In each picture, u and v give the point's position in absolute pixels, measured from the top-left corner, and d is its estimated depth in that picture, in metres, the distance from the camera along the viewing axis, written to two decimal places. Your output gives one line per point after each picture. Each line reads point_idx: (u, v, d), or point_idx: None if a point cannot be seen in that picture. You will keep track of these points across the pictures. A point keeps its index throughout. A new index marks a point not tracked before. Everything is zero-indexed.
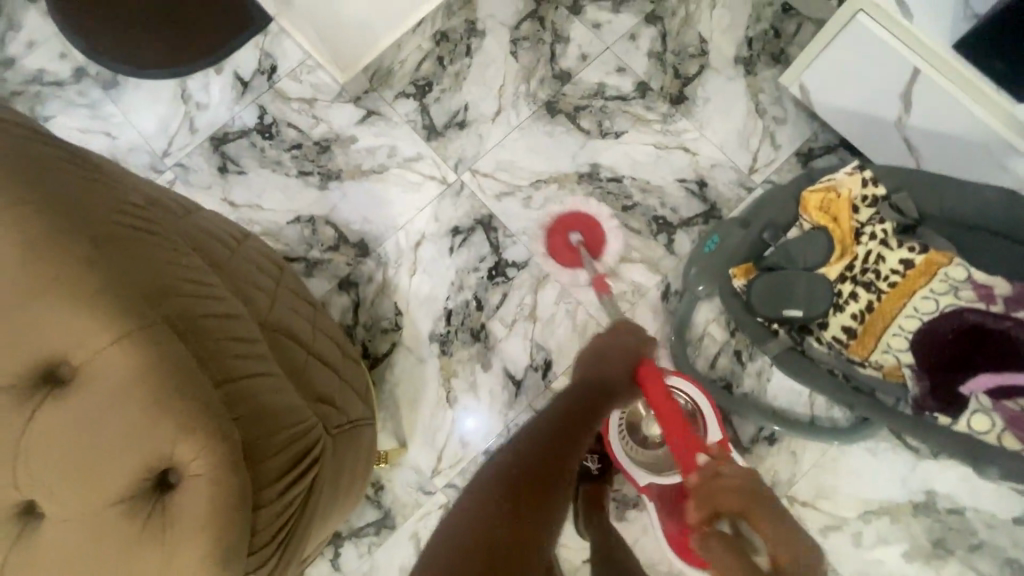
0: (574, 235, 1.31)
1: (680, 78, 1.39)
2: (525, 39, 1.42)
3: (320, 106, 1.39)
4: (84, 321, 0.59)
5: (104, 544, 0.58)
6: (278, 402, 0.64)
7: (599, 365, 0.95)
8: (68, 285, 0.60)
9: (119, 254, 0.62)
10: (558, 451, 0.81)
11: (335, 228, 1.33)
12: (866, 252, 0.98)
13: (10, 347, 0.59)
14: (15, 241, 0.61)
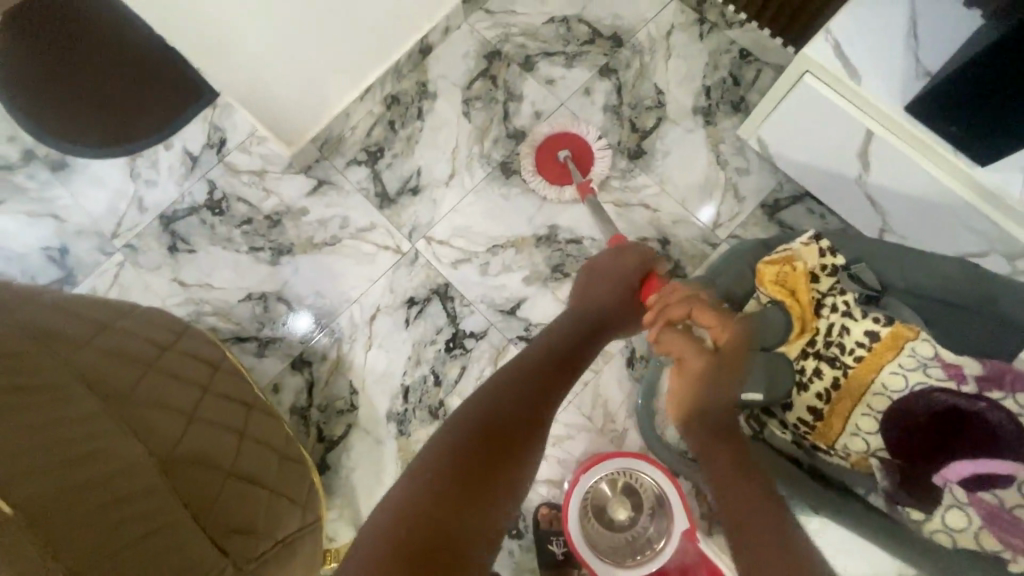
0: (563, 153, 1.29)
1: (637, 132, 1.35)
2: (477, 99, 1.40)
3: (271, 177, 1.37)
4: None
5: None
6: (171, 569, 0.58)
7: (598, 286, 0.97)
8: None
9: None
10: (539, 405, 0.76)
11: (287, 305, 1.29)
12: (828, 325, 0.92)
13: None
14: None
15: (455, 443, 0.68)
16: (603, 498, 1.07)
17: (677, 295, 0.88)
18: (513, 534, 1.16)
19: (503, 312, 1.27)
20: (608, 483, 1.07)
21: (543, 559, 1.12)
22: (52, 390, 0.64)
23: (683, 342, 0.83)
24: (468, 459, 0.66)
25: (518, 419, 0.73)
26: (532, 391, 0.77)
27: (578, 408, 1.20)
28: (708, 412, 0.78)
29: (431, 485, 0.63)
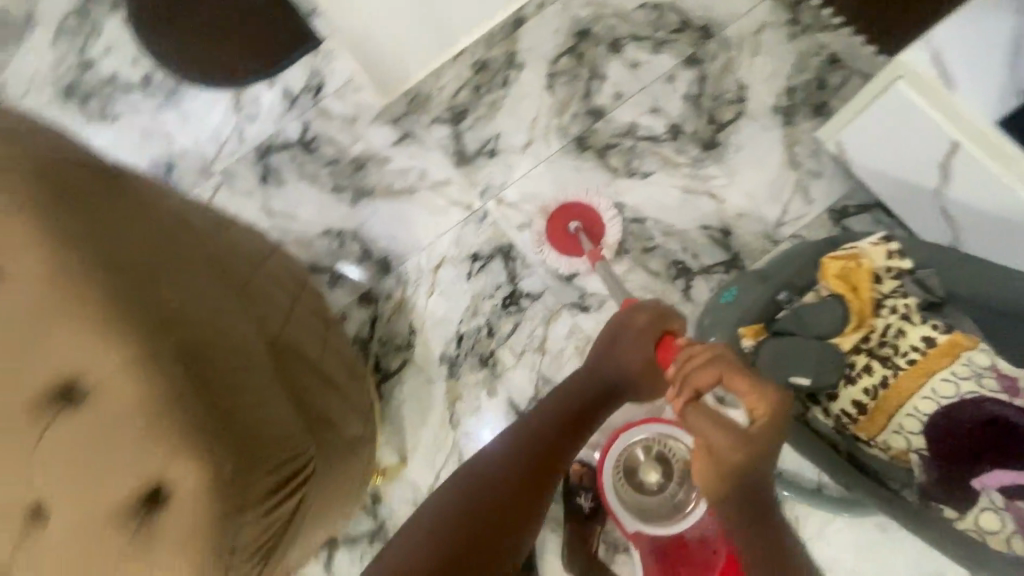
0: (574, 223, 1.30)
1: (715, 123, 1.38)
2: (562, 74, 1.45)
3: (360, 125, 1.46)
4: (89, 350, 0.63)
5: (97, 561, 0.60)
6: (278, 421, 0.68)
7: (615, 348, 1.00)
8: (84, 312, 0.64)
9: (147, 279, 0.67)
10: (558, 450, 0.90)
11: (361, 243, 1.39)
12: (885, 325, 0.95)
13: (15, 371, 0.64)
14: (41, 276, 0.66)
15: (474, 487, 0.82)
16: (636, 461, 1.12)
17: (700, 359, 0.81)
18: None
19: (561, 279, 1.33)
20: (643, 448, 1.12)
21: (569, 509, 1.18)
22: (199, 262, 0.75)
23: (709, 418, 0.78)
24: (505, 492, 0.82)
25: (549, 453, 0.88)
26: (552, 436, 0.90)
27: None
28: (747, 485, 0.74)
29: (460, 517, 0.78)
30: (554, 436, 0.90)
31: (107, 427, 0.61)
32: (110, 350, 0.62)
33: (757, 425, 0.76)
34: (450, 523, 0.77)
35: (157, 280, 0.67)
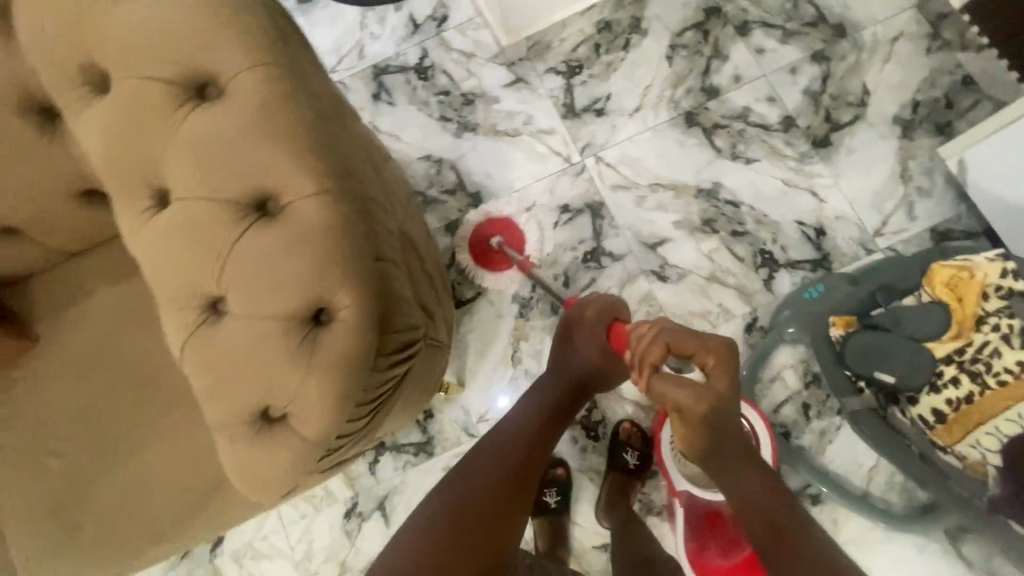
0: (495, 239, 1.34)
1: (830, 123, 1.36)
2: (684, 48, 1.44)
3: (476, 62, 1.49)
4: (277, 153, 0.54)
5: (250, 366, 0.56)
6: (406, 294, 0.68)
7: (579, 342, 1.03)
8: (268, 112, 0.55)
9: (336, 108, 0.61)
10: (535, 448, 0.95)
11: (457, 174, 1.43)
12: (983, 342, 0.91)
13: (194, 151, 0.55)
14: (240, 57, 0.55)
15: (473, 465, 0.91)
16: None
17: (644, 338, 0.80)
18: (591, 435, 1.26)
19: (645, 245, 1.34)
20: None
21: (614, 463, 1.21)
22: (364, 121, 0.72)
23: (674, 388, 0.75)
24: (500, 480, 0.89)
25: (528, 457, 0.93)
26: (529, 436, 0.96)
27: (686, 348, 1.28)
28: (726, 451, 0.79)
29: (464, 492, 0.87)
30: (530, 435, 0.96)
31: (300, 241, 0.54)
32: (320, 172, 0.55)
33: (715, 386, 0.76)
34: (451, 488, 0.88)
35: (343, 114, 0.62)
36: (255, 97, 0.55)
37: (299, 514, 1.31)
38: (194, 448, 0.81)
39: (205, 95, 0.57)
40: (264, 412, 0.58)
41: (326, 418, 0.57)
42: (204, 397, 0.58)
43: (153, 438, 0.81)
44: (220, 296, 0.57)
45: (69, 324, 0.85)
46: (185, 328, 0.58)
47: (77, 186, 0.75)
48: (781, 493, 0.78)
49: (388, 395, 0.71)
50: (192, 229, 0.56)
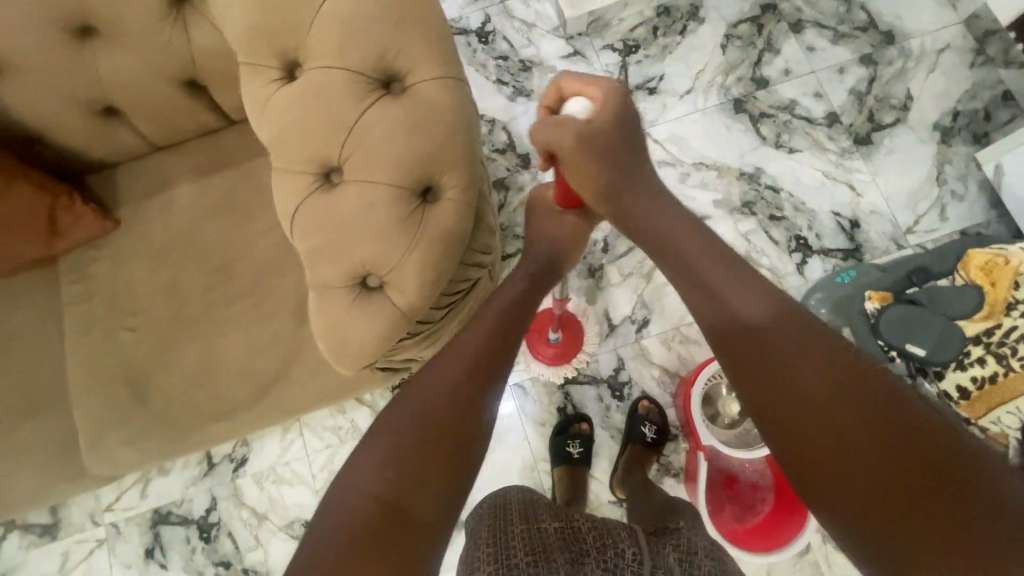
0: (551, 333, 1.24)
1: (872, 122, 1.41)
2: (738, 38, 1.49)
3: (536, 32, 1.54)
4: (410, 41, 0.60)
5: (357, 230, 0.60)
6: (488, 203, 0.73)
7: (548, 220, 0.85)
8: (404, 4, 0.60)
9: None
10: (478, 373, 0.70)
11: (508, 135, 1.47)
12: (1012, 326, 0.96)
13: (331, 30, 0.60)
14: None
15: (408, 411, 0.65)
16: (717, 393, 1.22)
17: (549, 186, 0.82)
18: (617, 393, 1.30)
19: None
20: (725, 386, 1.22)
21: (632, 435, 1.24)
22: None
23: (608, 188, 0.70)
24: (436, 434, 0.64)
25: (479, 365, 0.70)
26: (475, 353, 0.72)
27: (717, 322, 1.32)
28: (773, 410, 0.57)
29: (409, 440, 0.63)
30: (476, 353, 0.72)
31: (421, 116, 0.59)
32: (444, 61, 0.61)
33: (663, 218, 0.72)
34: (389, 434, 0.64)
35: None
36: None
37: (323, 444, 1.33)
38: (258, 339, 0.84)
39: None
40: (364, 278, 0.62)
41: (422, 289, 0.61)
42: (310, 258, 0.62)
43: (220, 328, 0.85)
44: (339, 165, 0.61)
45: (153, 212, 0.90)
46: (300, 193, 0.62)
47: (186, 73, 0.79)
48: (862, 385, 0.53)
49: (459, 300, 0.75)
50: (321, 99, 0.60)
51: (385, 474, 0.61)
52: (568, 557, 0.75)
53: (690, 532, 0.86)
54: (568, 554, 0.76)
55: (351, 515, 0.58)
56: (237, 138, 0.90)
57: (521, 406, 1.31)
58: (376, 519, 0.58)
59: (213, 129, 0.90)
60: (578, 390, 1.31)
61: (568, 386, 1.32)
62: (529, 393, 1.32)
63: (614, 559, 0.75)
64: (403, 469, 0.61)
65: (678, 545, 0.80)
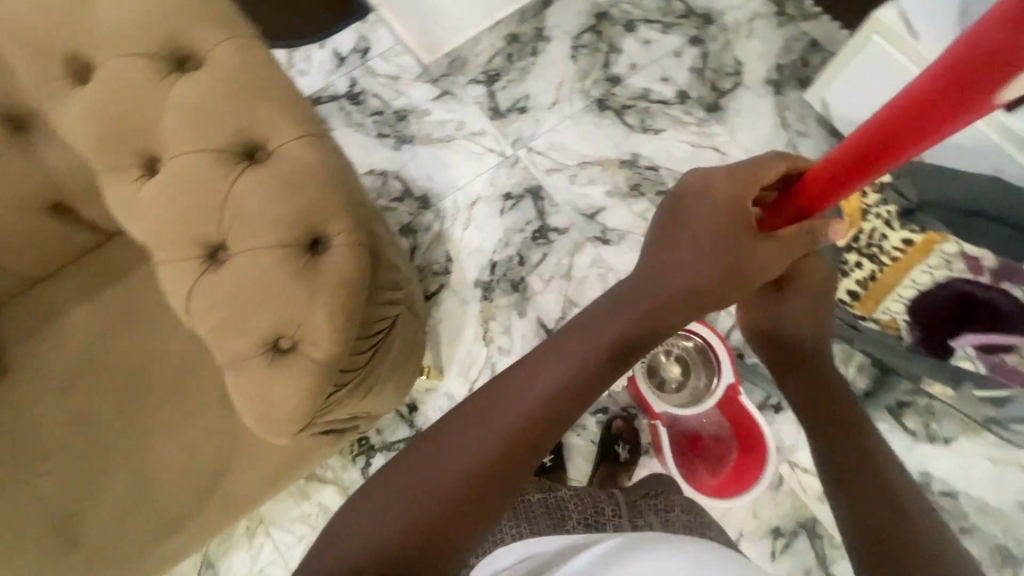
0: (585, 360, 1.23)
1: (716, 91, 1.59)
2: (584, 48, 1.64)
3: (403, 82, 1.62)
4: (260, 111, 0.63)
5: (261, 297, 0.60)
6: (383, 243, 0.76)
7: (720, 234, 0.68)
8: (245, 78, 0.63)
9: None
10: (555, 400, 0.65)
11: (403, 182, 1.52)
12: (871, 228, 1.11)
13: (184, 118, 0.62)
14: (217, 38, 0.65)
15: (477, 428, 0.63)
16: (658, 360, 1.28)
17: (770, 164, 0.68)
18: None
19: (584, 216, 1.48)
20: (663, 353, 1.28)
21: (608, 457, 1.27)
22: None
23: (804, 264, 0.75)
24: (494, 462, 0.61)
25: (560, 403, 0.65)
26: (561, 378, 0.66)
27: None
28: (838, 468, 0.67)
29: (436, 482, 0.60)
30: (568, 366, 0.67)
31: (293, 175, 0.61)
32: (301, 121, 0.64)
33: (822, 277, 0.77)
34: (426, 451, 0.63)
35: None
36: (232, 67, 0.63)
37: (294, 538, 1.26)
38: (182, 439, 0.81)
39: (185, 69, 0.65)
40: (277, 342, 0.62)
41: (340, 334, 0.61)
42: (217, 338, 0.62)
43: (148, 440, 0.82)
44: (222, 241, 0.62)
45: (47, 344, 0.85)
46: (188, 278, 0.62)
47: (45, 197, 0.78)
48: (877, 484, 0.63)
49: (382, 339, 0.77)
50: (189, 185, 0.61)
51: (404, 507, 0.58)
52: (552, 521, 0.99)
53: (667, 495, 1.10)
54: (554, 520, 1.00)
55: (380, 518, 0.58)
56: (116, 249, 0.89)
57: None
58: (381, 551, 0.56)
59: (90, 245, 0.88)
60: None
61: None
62: None
63: (599, 520, 1.02)
64: (425, 509, 0.58)
65: (656, 510, 1.04)
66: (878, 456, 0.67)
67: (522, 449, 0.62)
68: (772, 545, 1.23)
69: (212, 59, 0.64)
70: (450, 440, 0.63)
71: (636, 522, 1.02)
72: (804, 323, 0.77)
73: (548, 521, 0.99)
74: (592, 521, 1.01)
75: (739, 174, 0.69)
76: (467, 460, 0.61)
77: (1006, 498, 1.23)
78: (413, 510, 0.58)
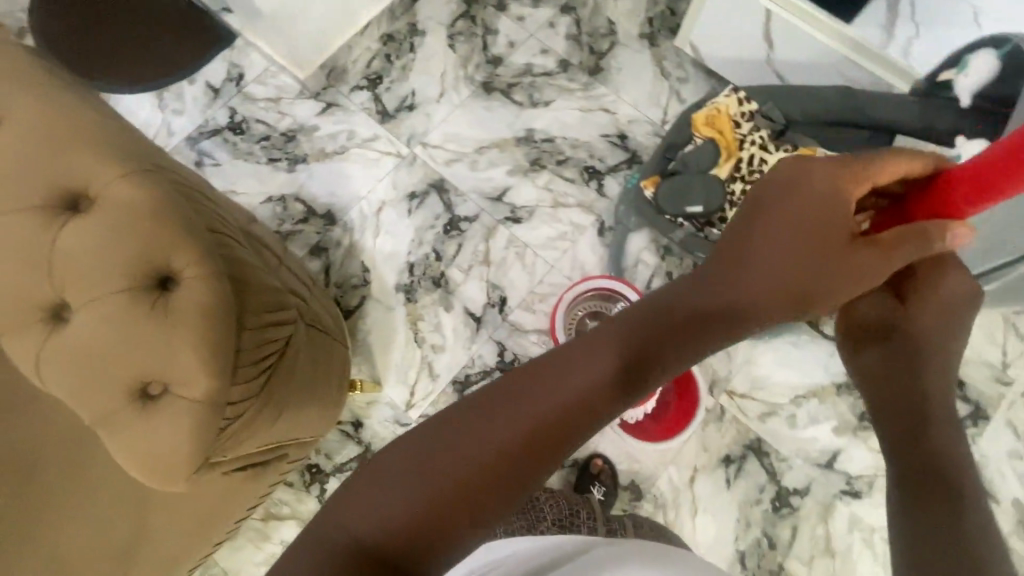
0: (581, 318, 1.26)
1: (596, 54, 1.61)
2: (460, 35, 1.63)
3: (284, 102, 1.57)
4: (76, 159, 0.61)
5: (113, 349, 0.58)
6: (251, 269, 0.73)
7: (819, 232, 0.66)
8: (55, 131, 0.62)
9: (121, 122, 0.69)
10: (568, 417, 0.62)
11: (304, 203, 1.49)
12: (750, 156, 1.14)
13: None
14: (17, 96, 0.63)
15: (494, 425, 0.60)
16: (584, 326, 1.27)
17: (920, 154, 0.67)
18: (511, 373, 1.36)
19: (491, 199, 1.49)
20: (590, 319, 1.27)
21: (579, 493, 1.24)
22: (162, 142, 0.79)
23: (926, 281, 0.74)
24: (505, 462, 0.58)
25: (585, 407, 0.63)
26: (579, 393, 0.63)
27: (560, 273, 1.43)
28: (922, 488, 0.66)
29: (444, 480, 0.57)
30: (587, 376, 0.64)
31: (119, 215, 0.59)
32: (121, 161, 0.62)
33: (948, 301, 0.74)
34: (429, 447, 0.59)
35: (129, 126, 0.70)
36: (39, 122, 0.62)
37: None
38: (98, 513, 0.85)
39: None
40: (144, 390, 0.60)
41: (208, 365, 0.60)
42: (78, 399, 0.59)
43: (88, 501, 0.85)
44: (61, 299, 0.60)
45: None
46: (33, 344, 0.60)
47: None
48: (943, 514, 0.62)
49: (274, 365, 0.75)
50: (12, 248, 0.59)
51: (386, 507, 0.56)
52: (528, 520, 1.09)
53: (643, 517, 1.19)
54: (531, 521, 1.09)
55: (372, 516, 0.56)
56: None
57: None
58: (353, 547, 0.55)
59: None
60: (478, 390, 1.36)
61: (468, 391, 1.36)
62: None
63: (572, 522, 1.11)
64: (408, 517, 0.55)
65: (628, 525, 1.14)
66: (958, 486, 0.65)
67: (522, 460, 0.59)
68: (726, 473, 1.28)
69: (13, 118, 0.62)
70: (460, 440, 0.59)
71: (610, 528, 1.12)
72: (927, 341, 0.74)
73: (524, 522, 1.09)
74: (566, 522, 1.11)
75: (835, 166, 0.67)
76: (475, 473, 0.58)
77: None
78: (397, 513, 0.56)
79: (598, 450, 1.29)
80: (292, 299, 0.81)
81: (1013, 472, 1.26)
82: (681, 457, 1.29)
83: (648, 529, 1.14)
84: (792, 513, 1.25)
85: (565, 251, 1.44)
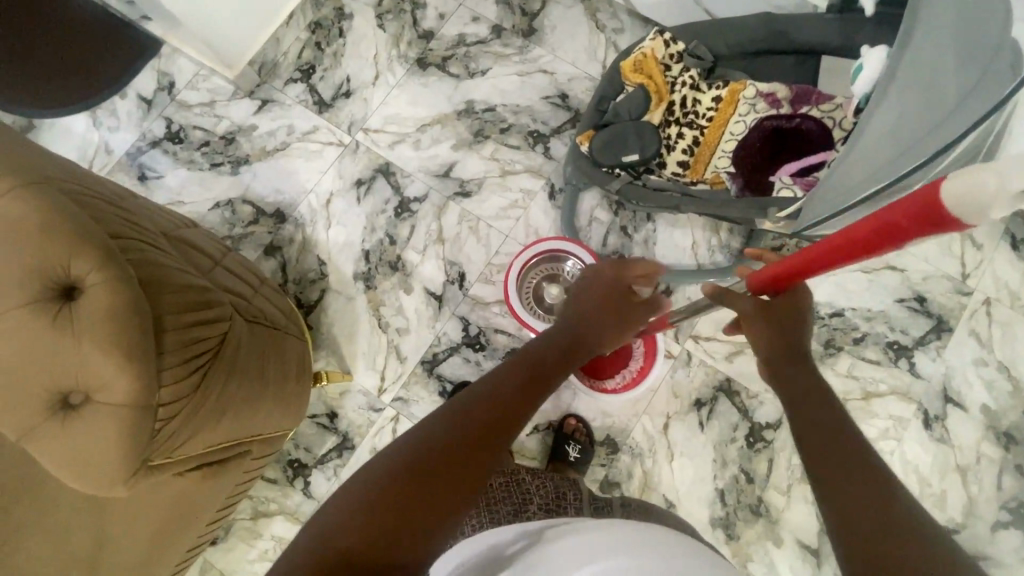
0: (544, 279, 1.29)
1: (528, 15, 1.55)
2: (388, 13, 1.58)
3: (220, 105, 1.54)
4: None
5: (33, 356, 0.63)
6: (174, 272, 0.74)
7: (612, 303, 0.93)
8: None
9: (19, 142, 0.71)
10: (515, 402, 0.70)
11: (252, 205, 1.48)
12: (682, 98, 1.15)
13: None
14: None
15: (459, 410, 0.65)
16: (541, 290, 1.29)
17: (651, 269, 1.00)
18: (477, 345, 1.37)
19: (438, 176, 1.47)
20: (549, 282, 1.30)
21: (556, 456, 1.25)
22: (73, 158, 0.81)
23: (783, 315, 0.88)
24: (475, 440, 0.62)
25: (525, 401, 0.71)
26: (519, 387, 0.73)
27: (515, 242, 1.43)
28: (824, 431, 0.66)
29: (416, 458, 0.59)
30: (519, 378, 0.75)
31: (12, 231, 0.63)
32: (10, 177, 0.65)
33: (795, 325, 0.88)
34: (404, 450, 0.59)
35: (30, 146, 0.73)
36: None
37: None
38: (59, 526, 0.87)
39: None
40: (69, 392, 0.65)
41: (120, 366, 0.63)
42: (7, 405, 0.64)
43: (51, 516, 0.88)
44: None
45: None
46: None
47: None
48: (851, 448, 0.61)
49: (211, 365, 0.75)
50: None
51: (371, 502, 0.54)
52: (513, 504, 1.00)
53: (640, 500, 1.06)
54: (514, 508, 1.00)
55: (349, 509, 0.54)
56: None
57: (409, 413, 1.35)
58: (338, 539, 0.52)
59: None
60: (447, 366, 1.37)
61: (437, 368, 1.37)
62: (410, 399, 1.36)
63: (556, 506, 1.01)
64: (393, 513, 0.54)
65: (618, 504, 1.03)
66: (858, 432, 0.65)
67: (489, 435, 0.63)
68: (698, 416, 1.30)
69: None
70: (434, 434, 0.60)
71: (596, 505, 1.03)
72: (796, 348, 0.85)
73: (510, 507, 1.00)
74: (554, 506, 1.01)
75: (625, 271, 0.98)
76: (450, 457, 0.59)
77: (887, 300, 1.32)
78: (377, 507, 0.54)
79: (571, 409, 1.32)
80: (225, 299, 0.81)
81: (978, 378, 1.28)
82: (651, 406, 1.31)
83: (638, 502, 1.04)
84: (766, 447, 1.27)
85: (517, 219, 1.44)
